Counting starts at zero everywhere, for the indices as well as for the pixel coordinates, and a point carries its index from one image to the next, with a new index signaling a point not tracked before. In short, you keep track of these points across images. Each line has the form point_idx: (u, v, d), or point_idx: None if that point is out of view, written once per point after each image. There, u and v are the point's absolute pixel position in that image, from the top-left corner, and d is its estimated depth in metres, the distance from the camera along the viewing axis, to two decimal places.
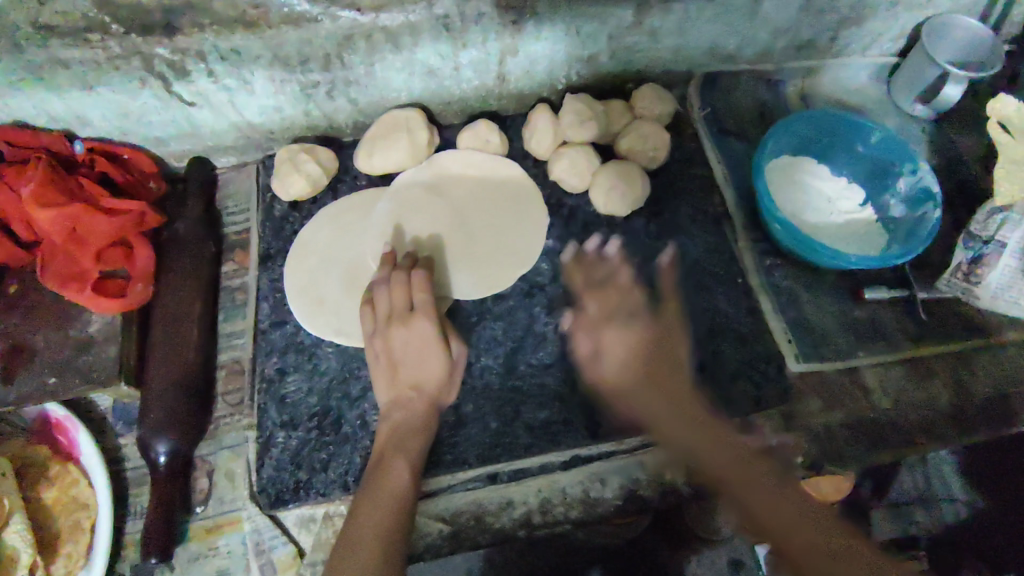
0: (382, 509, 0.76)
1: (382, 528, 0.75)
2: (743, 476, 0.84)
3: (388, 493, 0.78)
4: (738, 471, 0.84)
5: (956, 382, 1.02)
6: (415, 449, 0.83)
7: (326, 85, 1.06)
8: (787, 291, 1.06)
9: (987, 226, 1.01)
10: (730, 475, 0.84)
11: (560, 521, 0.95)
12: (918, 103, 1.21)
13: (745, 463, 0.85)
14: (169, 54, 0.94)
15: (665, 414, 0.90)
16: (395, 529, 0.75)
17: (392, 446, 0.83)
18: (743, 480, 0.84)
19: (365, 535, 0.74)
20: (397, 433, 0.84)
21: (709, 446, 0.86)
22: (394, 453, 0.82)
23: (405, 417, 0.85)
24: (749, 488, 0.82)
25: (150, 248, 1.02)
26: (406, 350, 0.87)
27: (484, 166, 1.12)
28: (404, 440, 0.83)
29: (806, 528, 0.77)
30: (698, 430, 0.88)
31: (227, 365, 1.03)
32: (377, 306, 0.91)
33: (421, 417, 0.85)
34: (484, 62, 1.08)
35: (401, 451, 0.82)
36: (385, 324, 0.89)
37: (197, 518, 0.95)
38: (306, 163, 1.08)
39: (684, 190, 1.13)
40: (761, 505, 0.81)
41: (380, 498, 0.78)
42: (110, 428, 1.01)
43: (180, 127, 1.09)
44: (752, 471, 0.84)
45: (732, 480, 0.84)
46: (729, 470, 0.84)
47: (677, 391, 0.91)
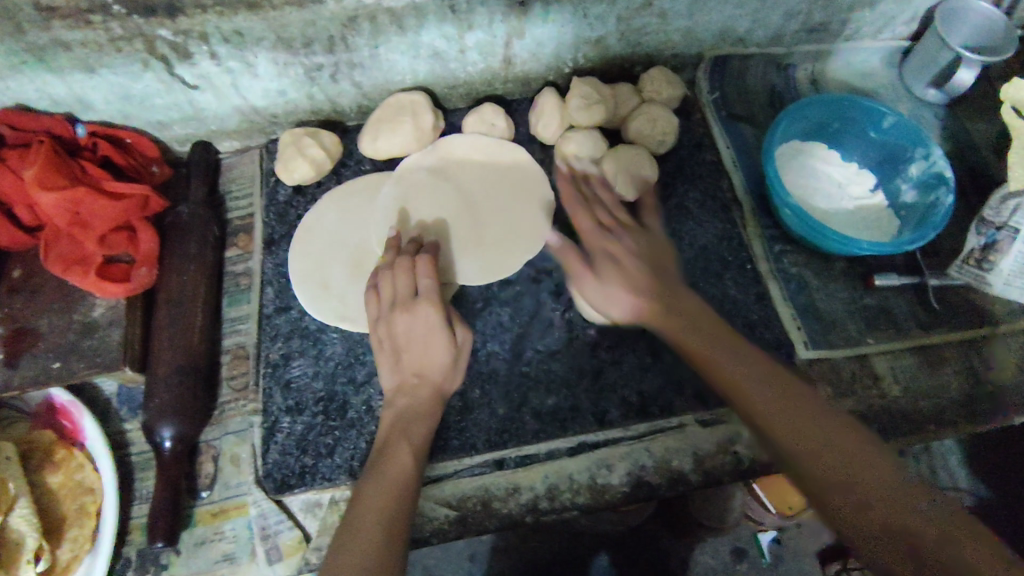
0: (384, 494, 0.76)
1: (384, 515, 0.73)
2: (811, 416, 0.76)
3: (392, 479, 0.77)
4: (791, 422, 0.76)
5: (967, 369, 1.00)
6: (422, 436, 0.83)
7: (330, 67, 1.04)
8: (796, 277, 1.05)
9: (1000, 213, 1.00)
10: (799, 412, 0.77)
11: (568, 507, 0.93)
12: (931, 88, 1.20)
13: (840, 428, 0.75)
14: (172, 36, 0.93)
15: (717, 354, 0.83)
16: (398, 516, 0.74)
17: (395, 432, 0.82)
18: (845, 465, 0.72)
19: (369, 519, 0.73)
20: (399, 420, 0.83)
21: (782, 401, 0.78)
22: (397, 439, 0.81)
23: (408, 403, 0.84)
24: (802, 443, 0.75)
25: (153, 232, 1.01)
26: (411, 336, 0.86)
27: (490, 151, 1.11)
28: (407, 426, 0.83)
29: (852, 491, 0.70)
30: (778, 385, 0.80)
31: (232, 350, 1.02)
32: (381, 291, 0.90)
33: (425, 403, 0.84)
34: (490, 44, 1.06)
35: (405, 438, 0.81)
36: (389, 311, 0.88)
37: (203, 503, 0.95)
38: (310, 147, 1.07)
39: (692, 175, 1.12)
40: (852, 475, 0.71)
41: (383, 484, 0.77)
42: (115, 414, 1.00)
43: (183, 111, 1.08)
44: (847, 439, 0.74)
45: (835, 473, 0.72)
46: (781, 406, 0.78)
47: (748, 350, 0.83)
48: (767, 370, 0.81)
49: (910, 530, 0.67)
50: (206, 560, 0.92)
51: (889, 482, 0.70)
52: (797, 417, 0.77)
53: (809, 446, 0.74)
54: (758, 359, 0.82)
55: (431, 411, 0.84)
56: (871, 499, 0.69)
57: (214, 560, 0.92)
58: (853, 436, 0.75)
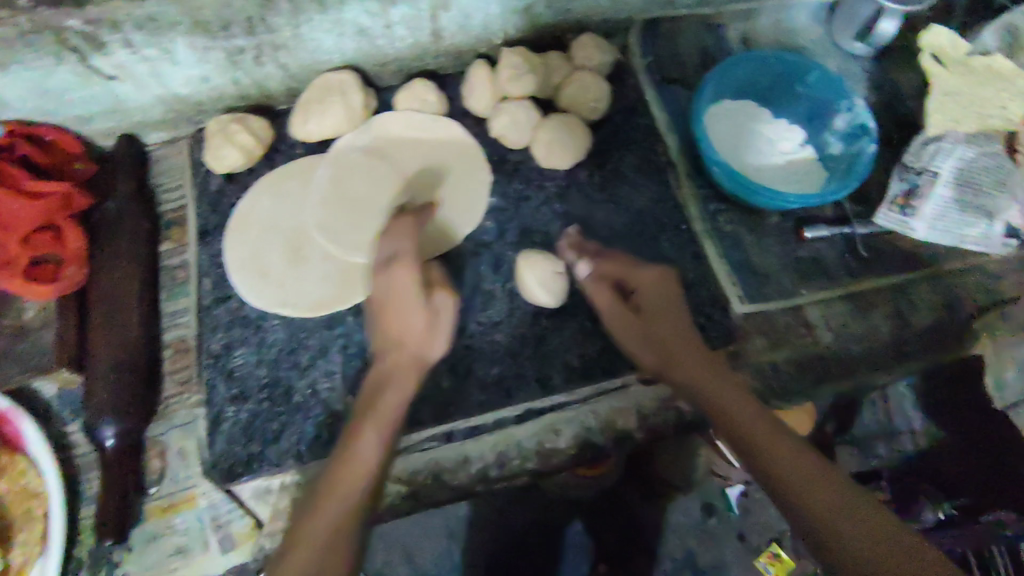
0: (340, 491, 0.74)
1: (336, 515, 0.72)
2: (792, 458, 0.75)
3: (352, 475, 0.76)
4: (785, 460, 0.76)
5: (896, 314, 1.04)
6: (387, 431, 0.81)
7: (252, 50, 1.02)
8: (730, 234, 1.07)
9: (920, 156, 1.04)
10: (783, 445, 0.77)
11: (518, 472, 0.96)
12: (857, 42, 1.22)
13: (827, 472, 0.74)
14: (83, 25, 0.89)
15: (717, 391, 0.85)
16: (351, 515, 0.73)
17: (365, 424, 0.81)
18: (842, 509, 0.70)
19: (326, 510, 0.73)
20: (371, 412, 0.82)
21: (764, 438, 0.78)
22: (366, 429, 0.80)
23: (389, 390, 0.83)
24: (792, 484, 0.73)
25: (79, 230, 0.98)
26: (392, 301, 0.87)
27: (423, 126, 1.10)
28: (376, 418, 0.81)
29: (851, 530, 0.68)
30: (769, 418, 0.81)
31: (174, 345, 1.01)
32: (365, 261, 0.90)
33: (398, 401, 0.83)
34: (416, 18, 1.05)
35: (373, 432, 0.79)
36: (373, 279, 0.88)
37: (151, 499, 0.94)
38: (238, 134, 1.05)
39: (627, 140, 1.13)
40: (851, 525, 0.68)
41: (344, 479, 0.75)
42: (57, 417, 0.99)
43: (104, 103, 1.04)
44: (840, 487, 0.72)
45: (830, 517, 0.69)
46: (776, 447, 0.77)
47: (736, 383, 0.86)
48: (758, 413, 0.82)
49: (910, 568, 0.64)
50: (159, 554, 0.93)
51: (893, 535, 0.67)
52: (782, 452, 0.76)
53: (785, 467, 0.75)
54: (745, 393, 0.84)
55: (399, 399, 0.84)
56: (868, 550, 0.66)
57: (167, 553, 0.93)
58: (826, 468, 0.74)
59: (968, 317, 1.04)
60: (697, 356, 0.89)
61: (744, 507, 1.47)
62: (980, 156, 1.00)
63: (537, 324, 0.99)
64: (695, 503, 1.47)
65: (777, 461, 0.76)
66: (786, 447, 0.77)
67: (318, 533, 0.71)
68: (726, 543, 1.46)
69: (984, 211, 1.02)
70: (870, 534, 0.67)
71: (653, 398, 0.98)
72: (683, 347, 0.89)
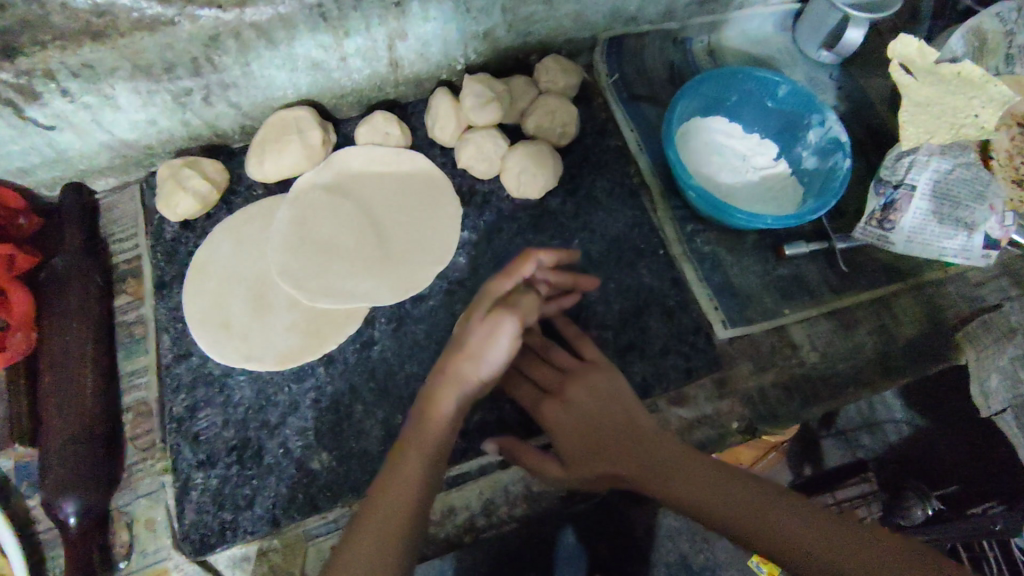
0: (387, 514, 0.70)
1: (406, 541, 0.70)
2: (764, 505, 0.70)
3: (402, 488, 0.72)
4: (708, 487, 0.73)
5: (879, 327, 1.02)
6: (450, 437, 0.78)
7: (200, 90, 0.97)
8: (709, 256, 1.04)
9: (897, 170, 1.00)
10: (750, 495, 0.71)
11: (505, 520, 0.92)
12: (824, 49, 1.19)
13: (801, 503, 0.71)
14: (14, 78, 0.83)
15: (659, 448, 0.77)
16: (413, 532, 0.70)
17: (414, 432, 0.76)
18: (828, 542, 0.66)
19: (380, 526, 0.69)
20: (428, 419, 0.76)
21: (725, 488, 0.72)
22: (410, 442, 0.76)
23: (444, 401, 0.77)
24: (774, 529, 0.68)
25: (26, 291, 0.92)
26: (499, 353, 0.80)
27: (386, 161, 1.06)
28: (426, 431, 0.76)
29: (852, 556, 0.65)
30: (719, 470, 0.74)
31: (134, 408, 0.94)
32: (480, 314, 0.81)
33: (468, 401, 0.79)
34: (372, 49, 1.00)
35: (421, 441, 0.75)
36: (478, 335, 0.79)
37: (121, 575, 0.89)
38: (191, 179, 0.99)
39: (598, 163, 1.09)
40: (851, 554, 0.65)
41: (388, 497, 0.72)
42: (14, 492, 0.92)
43: (44, 154, 0.98)
44: (825, 519, 0.69)
45: (822, 550, 0.66)
46: (748, 506, 0.70)
47: (668, 440, 0.79)
48: (706, 466, 0.75)
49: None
50: None
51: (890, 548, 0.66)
52: (699, 480, 0.73)
53: (702, 498, 0.72)
54: (691, 451, 0.77)
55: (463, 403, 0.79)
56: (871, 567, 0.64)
57: None
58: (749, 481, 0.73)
59: (950, 327, 1.03)
60: (620, 434, 0.79)
61: None
62: (954, 167, 0.99)
63: None
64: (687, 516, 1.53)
65: (750, 508, 0.70)
66: (695, 477, 0.74)
67: (375, 561, 0.67)
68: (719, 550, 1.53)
69: (963, 224, 0.99)
70: (872, 558, 0.65)
71: None
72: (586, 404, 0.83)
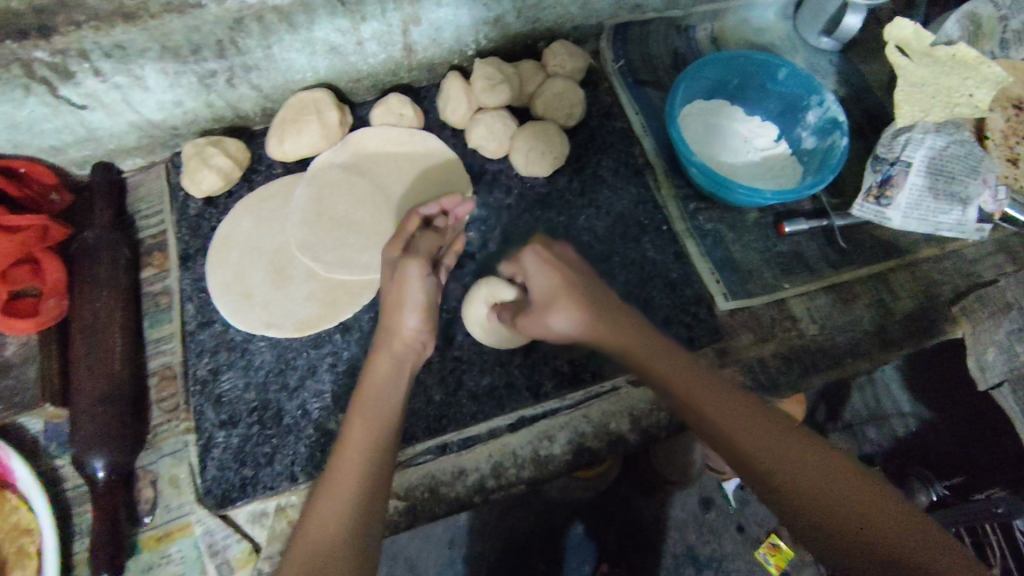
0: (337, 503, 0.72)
1: (367, 482, 0.74)
2: (746, 427, 0.73)
3: (356, 451, 0.77)
4: (712, 405, 0.75)
5: (877, 302, 1.05)
6: (389, 405, 0.83)
7: (224, 73, 1.02)
8: (711, 233, 1.08)
9: (892, 148, 1.05)
10: (733, 410, 0.74)
11: (515, 482, 0.94)
12: (824, 36, 1.23)
13: (774, 428, 0.72)
14: (50, 57, 0.87)
15: (654, 352, 0.82)
16: (378, 470, 0.76)
17: (356, 412, 0.81)
18: (786, 458, 0.69)
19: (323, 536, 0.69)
20: (373, 387, 0.83)
21: (712, 407, 0.75)
22: (355, 417, 0.80)
23: (381, 360, 0.85)
24: (735, 442, 0.72)
25: (58, 261, 0.97)
26: (417, 314, 0.86)
27: (400, 142, 1.10)
28: (367, 400, 0.82)
29: (803, 485, 0.67)
30: (729, 399, 0.76)
31: (159, 372, 1.00)
32: (410, 266, 0.86)
33: (404, 365, 0.87)
34: (387, 34, 1.05)
35: (365, 414, 0.80)
36: (410, 286, 0.86)
37: (146, 529, 0.92)
38: (214, 156, 1.04)
39: (604, 144, 1.13)
40: (794, 473, 0.68)
41: (342, 468, 0.75)
42: (43, 452, 0.97)
43: (76, 133, 1.03)
44: (793, 447, 0.70)
45: (780, 467, 0.69)
46: (713, 416, 0.75)
47: (689, 360, 0.81)
48: (713, 388, 0.77)
49: (866, 533, 0.62)
50: None
51: (836, 489, 0.66)
52: (698, 389, 0.77)
53: (677, 384, 0.79)
54: (667, 343, 0.83)
55: (400, 365, 0.86)
56: (803, 501, 0.66)
57: None
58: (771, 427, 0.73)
59: (947, 302, 1.06)
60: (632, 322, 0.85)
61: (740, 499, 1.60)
62: (949, 144, 1.04)
63: (524, 332, 0.99)
64: (693, 497, 1.60)
65: (718, 416, 0.74)
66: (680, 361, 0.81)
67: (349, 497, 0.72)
68: (724, 535, 1.58)
69: (958, 198, 1.04)
70: (817, 491, 0.66)
71: (644, 399, 0.99)
72: (619, 325, 0.84)
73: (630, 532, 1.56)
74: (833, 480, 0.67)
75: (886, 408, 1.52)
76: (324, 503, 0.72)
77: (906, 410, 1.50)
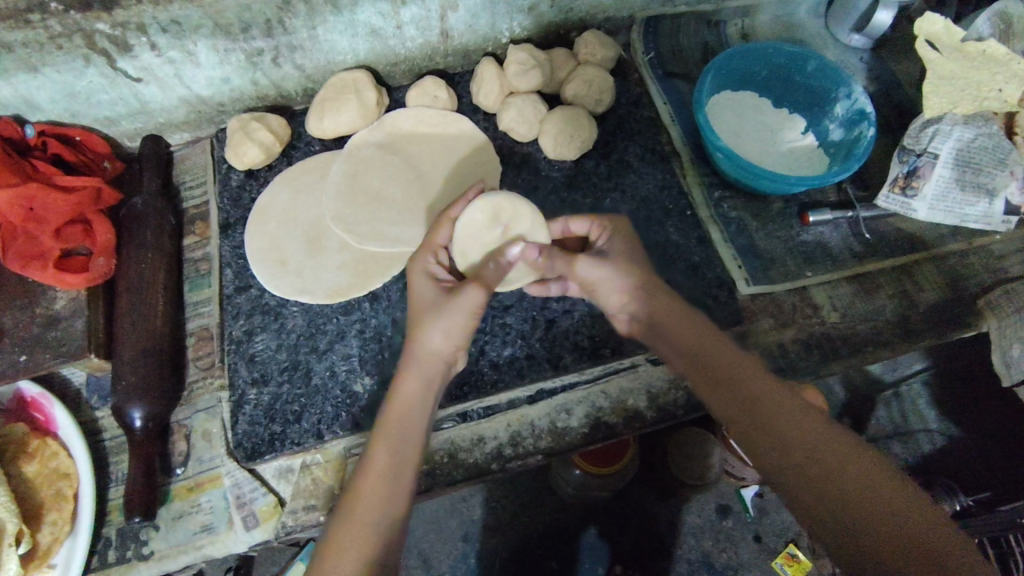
0: (374, 484, 0.72)
1: (390, 513, 0.71)
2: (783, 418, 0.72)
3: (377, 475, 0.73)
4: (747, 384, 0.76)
5: (901, 293, 1.06)
6: (413, 426, 0.78)
7: (270, 51, 1.07)
8: (735, 220, 1.10)
9: (919, 140, 1.08)
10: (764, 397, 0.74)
11: (531, 452, 0.98)
12: (855, 33, 1.24)
13: (809, 418, 0.72)
14: (110, 29, 0.93)
15: (689, 339, 0.84)
16: (397, 502, 0.72)
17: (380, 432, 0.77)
18: (821, 449, 0.68)
19: (363, 507, 0.71)
20: (397, 409, 0.78)
21: (748, 398, 0.75)
22: (378, 442, 0.76)
23: (407, 377, 0.81)
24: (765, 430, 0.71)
25: (108, 223, 1.03)
26: (440, 328, 0.80)
27: (434, 123, 1.13)
28: (392, 421, 0.77)
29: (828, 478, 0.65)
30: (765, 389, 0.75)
31: (197, 333, 1.06)
32: (433, 269, 0.88)
33: (433, 383, 0.82)
34: (426, 18, 1.09)
35: (386, 438, 0.76)
36: (435, 294, 0.83)
37: (178, 479, 0.98)
38: (257, 131, 1.10)
39: (632, 131, 1.16)
40: (829, 466, 0.66)
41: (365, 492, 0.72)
42: (85, 403, 1.03)
43: (130, 105, 1.10)
44: (827, 440, 0.69)
45: (808, 460, 0.68)
46: (745, 399, 0.75)
47: (721, 345, 0.82)
48: (748, 375, 0.77)
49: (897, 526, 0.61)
50: (185, 533, 0.95)
51: (874, 484, 0.64)
52: (734, 371, 0.78)
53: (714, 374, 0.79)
54: (705, 330, 0.84)
55: (426, 380, 0.81)
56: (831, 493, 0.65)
57: (193, 531, 0.95)
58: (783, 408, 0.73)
59: (973, 296, 1.06)
60: (680, 317, 0.86)
61: (758, 507, 1.58)
62: (977, 136, 1.06)
63: (547, 307, 1.01)
64: (710, 504, 1.59)
65: (749, 405, 0.74)
66: (716, 356, 0.81)
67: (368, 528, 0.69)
68: (741, 543, 1.56)
69: (985, 189, 1.08)
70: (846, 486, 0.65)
71: (662, 378, 1.01)
72: (674, 323, 0.86)
73: (644, 535, 1.56)
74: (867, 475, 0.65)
75: (912, 425, 1.56)
76: (342, 532, 0.69)
77: (935, 427, 1.54)
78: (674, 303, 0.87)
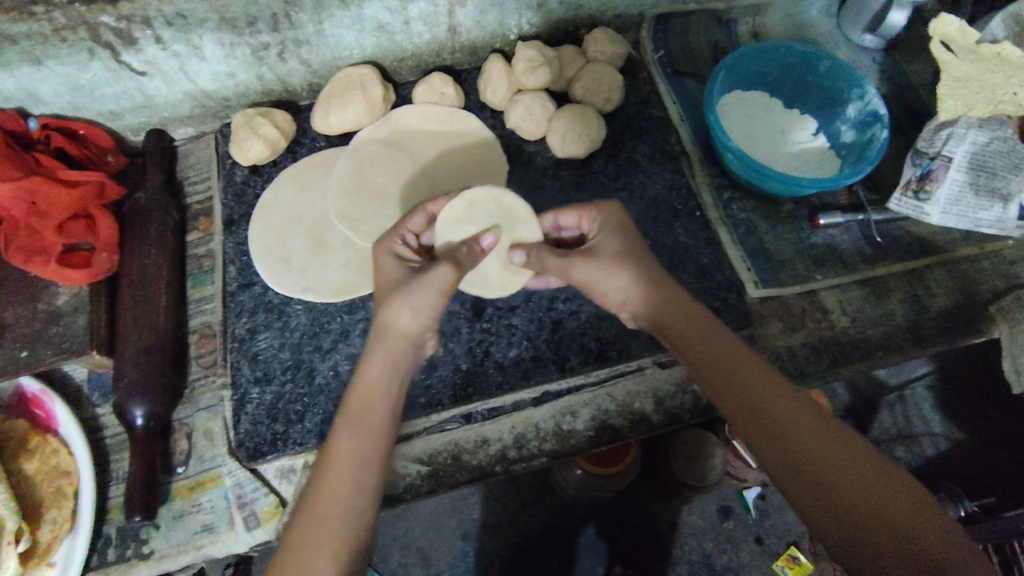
0: (343, 476, 0.69)
1: (354, 509, 0.68)
2: (783, 420, 0.69)
3: (345, 469, 0.69)
4: (750, 382, 0.73)
5: (912, 297, 1.04)
6: (375, 415, 0.74)
7: (276, 46, 1.05)
8: (744, 222, 1.08)
9: (933, 142, 1.06)
10: (767, 397, 0.71)
11: (536, 454, 0.98)
12: (867, 34, 1.23)
13: (812, 418, 0.69)
14: (115, 22, 0.92)
15: (693, 334, 0.79)
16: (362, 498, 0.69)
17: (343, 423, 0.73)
18: (825, 452, 0.65)
19: (328, 504, 0.68)
20: (359, 394, 0.75)
21: (752, 398, 0.71)
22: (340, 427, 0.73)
23: (373, 362, 0.77)
24: (768, 433, 0.69)
25: (111, 218, 1.02)
26: (409, 305, 0.77)
27: (440, 119, 1.12)
28: (353, 408, 0.74)
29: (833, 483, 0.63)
30: (770, 389, 0.72)
31: (200, 330, 1.05)
32: (401, 253, 0.86)
33: (399, 366, 0.78)
34: (434, 14, 1.08)
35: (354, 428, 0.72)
36: (405, 274, 0.82)
37: (180, 478, 0.97)
38: (261, 126, 1.08)
39: (640, 130, 1.15)
40: (833, 471, 0.64)
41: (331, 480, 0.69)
42: (87, 400, 1.03)
43: (134, 99, 1.08)
44: (831, 441, 0.66)
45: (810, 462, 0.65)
46: (750, 398, 0.71)
47: (727, 341, 0.78)
48: (750, 372, 0.74)
49: (889, 530, 0.59)
50: (186, 531, 0.95)
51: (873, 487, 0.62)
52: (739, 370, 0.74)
53: (715, 371, 0.75)
54: (709, 325, 0.80)
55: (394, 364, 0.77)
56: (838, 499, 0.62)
57: (194, 530, 0.95)
58: (787, 409, 0.70)
59: (984, 302, 1.04)
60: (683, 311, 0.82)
61: (761, 509, 1.57)
62: (992, 140, 1.04)
63: (554, 308, 1.00)
64: (712, 505, 1.58)
65: (751, 403, 0.71)
66: (718, 353, 0.76)
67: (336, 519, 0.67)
68: (743, 546, 1.55)
69: (999, 194, 1.06)
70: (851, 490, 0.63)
71: (669, 381, 1.00)
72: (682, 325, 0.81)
73: (645, 536, 1.55)
74: (869, 476, 0.63)
75: (916, 428, 1.55)
76: (303, 529, 0.67)
77: (938, 431, 1.54)
78: (678, 299, 0.83)
